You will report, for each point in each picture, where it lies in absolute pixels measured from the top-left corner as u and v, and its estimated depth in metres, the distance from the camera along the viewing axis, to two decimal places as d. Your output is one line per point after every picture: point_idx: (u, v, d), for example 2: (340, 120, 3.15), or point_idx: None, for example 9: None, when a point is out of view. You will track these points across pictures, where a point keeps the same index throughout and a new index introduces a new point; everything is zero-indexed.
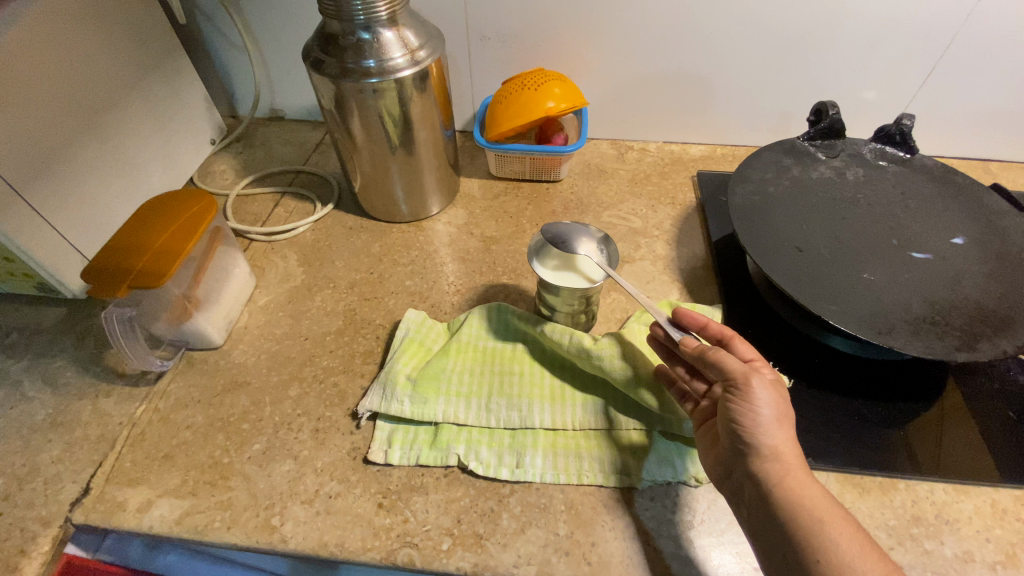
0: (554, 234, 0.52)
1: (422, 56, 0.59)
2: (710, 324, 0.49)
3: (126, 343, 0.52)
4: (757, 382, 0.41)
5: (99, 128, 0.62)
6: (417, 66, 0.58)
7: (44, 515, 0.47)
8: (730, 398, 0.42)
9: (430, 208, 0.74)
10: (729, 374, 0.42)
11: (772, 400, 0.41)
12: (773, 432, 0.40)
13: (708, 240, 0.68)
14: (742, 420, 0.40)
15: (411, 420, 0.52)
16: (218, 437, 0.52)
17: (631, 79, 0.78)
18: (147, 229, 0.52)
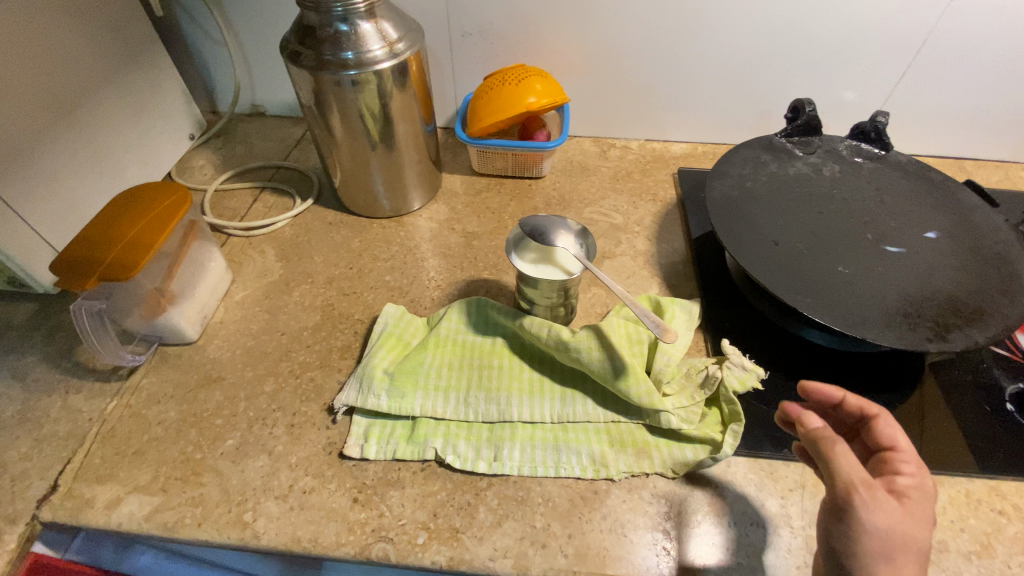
0: (533, 226, 0.51)
1: (401, 49, 0.59)
2: (848, 398, 0.44)
3: (96, 338, 0.51)
4: (869, 505, 0.35)
5: (72, 120, 0.61)
6: (396, 58, 0.58)
7: (10, 513, 0.46)
8: (834, 521, 0.37)
9: (411, 204, 0.74)
10: (834, 496, 0.37)
11: (887, 537, 0.35)
12: (883, 569, 0.34)
13: (688, 236, 0.69)
14: (845, 555, 0.36)
15: (388, 414, 0.51)
16: (190, 433, 0.51)
17: (612, 75, 0.78)
18: (119, 222, 0.51)
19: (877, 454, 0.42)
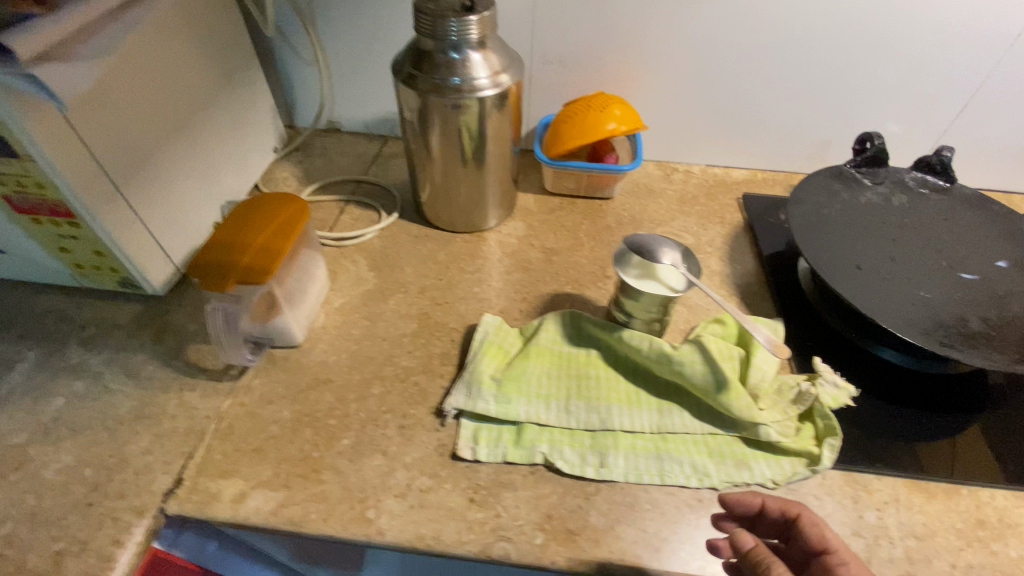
0: (637, 243, 0.54)
1: (504, 79, 0.62)
2: (766, 503, 0.46)
3: (225, 337, 0.54)
4: None
5: (186, 132, 0.64)
6: (498, 87, 0.62)
7: (138, 505, 0.48)
8: None
9: (488, 221, 0.76)
10: None
11: None
12: None
13: (759, 257, 0.72)
14: None
15: (494, 419, 0.53)
16: (306, 432, 0.53)
17: (680, 101, 0.82)
18: (247, 228, 0.54)
19: (816, 559, 0.44)
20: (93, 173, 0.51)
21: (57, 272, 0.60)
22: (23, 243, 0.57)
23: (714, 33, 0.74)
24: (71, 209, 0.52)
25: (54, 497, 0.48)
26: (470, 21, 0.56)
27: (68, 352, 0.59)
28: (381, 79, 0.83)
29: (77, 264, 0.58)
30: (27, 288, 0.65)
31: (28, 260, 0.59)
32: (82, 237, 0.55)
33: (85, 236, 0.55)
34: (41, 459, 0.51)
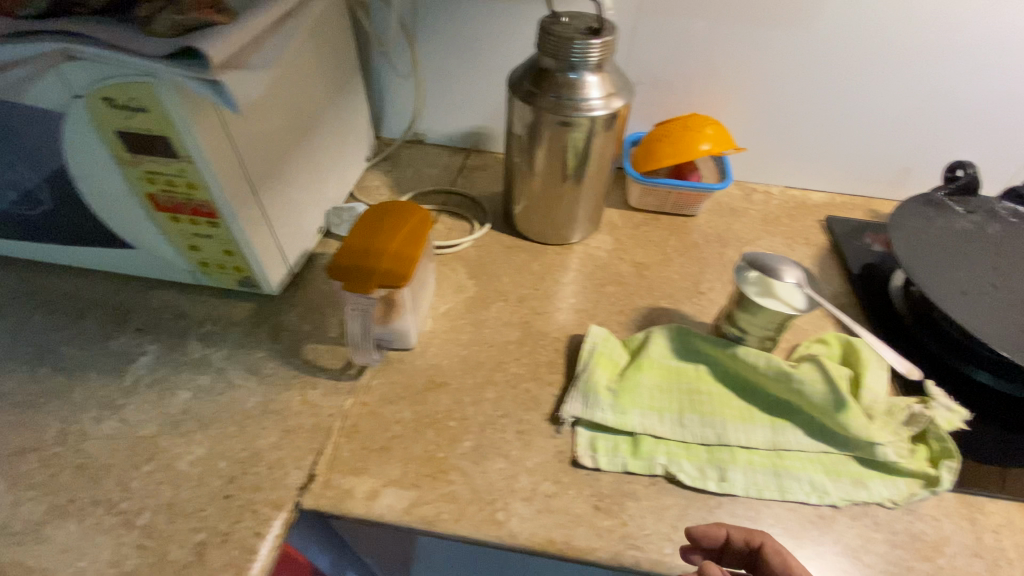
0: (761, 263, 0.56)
1: (615, 103, 0.63)
2: (732, 534, 0.46)
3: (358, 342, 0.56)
4: None
5: (306, 138, 0.66)
6: (608, 110, 0.63)
7: (274, 498, 0.49)
8: None
9: (570, 236, 0.77)
10: None
11: None
12: None
13: (847, 276, 0.73)
14: None
15: (611, 429, 0.54)
16: (428, 432, 0.54)
17: (767, 127, 0.83)
18: (382, 235, 0.56)
19: None
20: (239, 175, 0.53)
21: (179, 268, 0.62)
22: (153, 240, 0.58)
23: (809, 62, 0.76)
24: (214, 209, 0.53)
25: (190, 489, 0.49)
26: (593, 44, 0.58)
27: (189, 346, 0.61)
28: (472, 95, 0.86)
29: (201, 262, 0.60)
30: (142, 283, 0.67)
31: (153, 256, 0.60)
32: (217, 236, 0.56)
33: (220, 236, 0.56)
34: (173, 450, 0.52)
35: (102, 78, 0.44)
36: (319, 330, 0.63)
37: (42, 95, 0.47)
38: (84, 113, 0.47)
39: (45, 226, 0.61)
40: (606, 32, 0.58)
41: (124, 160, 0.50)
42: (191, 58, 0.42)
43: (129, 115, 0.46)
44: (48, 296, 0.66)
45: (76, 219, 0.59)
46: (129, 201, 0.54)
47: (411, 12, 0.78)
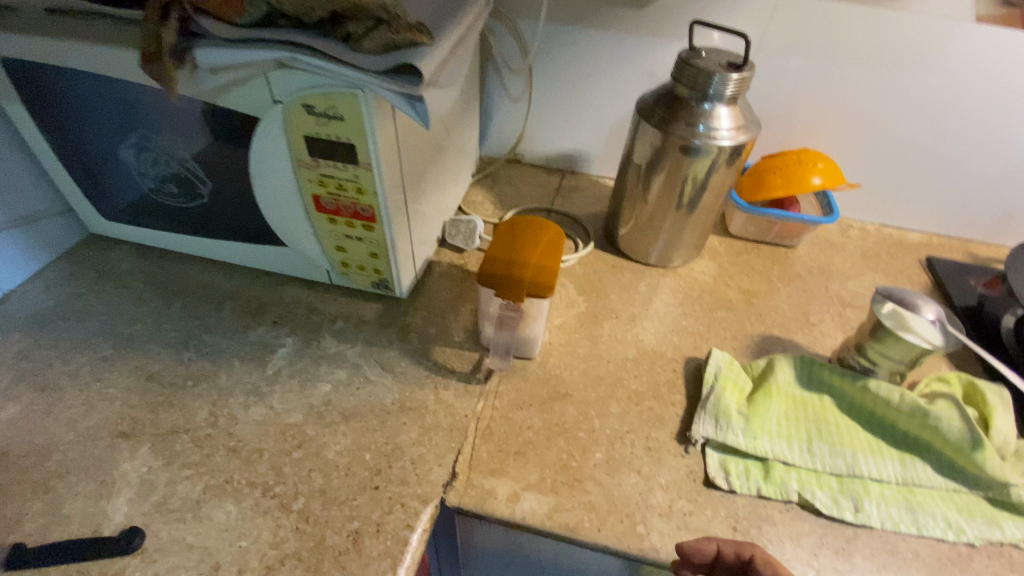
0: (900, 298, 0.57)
1: (742, 135, 0.65)
2: (723, 547, 0.45)
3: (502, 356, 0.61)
4: None
5: (442, 152, 0.70)
6: (736, 141, 0.65)
7: (421, 493, 0.51)
8: None
9: (674, 261, 0.78)
10: None
11: None
12: None
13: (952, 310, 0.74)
14: None
15: (741, 452, 0.55)
16: (560, 441, 0.56)
17: (871, 167, 0.83)
18: (524, 247, 0.59)
19: None
20: (400, 184, 0.57)
21: (318, 266, 0.66)
22: (304, 238, 0.62)
23: (929, 108, 0.75)
24: (375, 214, 0.57)
25: (340, 478, 0.51)
26: (731, 77, 0.61)
27: (326, 342, 0.64)
28: (578, 118, 0.88)
29: (344, 262, 0.64)
30: (274, 278, 0.71)
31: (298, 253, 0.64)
32: (367, 239, 0.60)
33: (371, 239, 0.60)
34: (320, 440, 0.54)
35: (309, 87, 0.47)
36: (444, 333, 0.66)
37: (241, 97, 0.50)
38: (279, 117, 0.50)
39: (192, 216, 0.66)
40: (746, 67, 0.61)
41: (303, 163, 0.53)
42: (402, 74, 0.46)
43: (324, 122, 0.49)
44: (186, 285, 0.70)
45: (233, 211, 0.64)
46: (294, 201, 0.57)
47: (533, 36, 0.80)
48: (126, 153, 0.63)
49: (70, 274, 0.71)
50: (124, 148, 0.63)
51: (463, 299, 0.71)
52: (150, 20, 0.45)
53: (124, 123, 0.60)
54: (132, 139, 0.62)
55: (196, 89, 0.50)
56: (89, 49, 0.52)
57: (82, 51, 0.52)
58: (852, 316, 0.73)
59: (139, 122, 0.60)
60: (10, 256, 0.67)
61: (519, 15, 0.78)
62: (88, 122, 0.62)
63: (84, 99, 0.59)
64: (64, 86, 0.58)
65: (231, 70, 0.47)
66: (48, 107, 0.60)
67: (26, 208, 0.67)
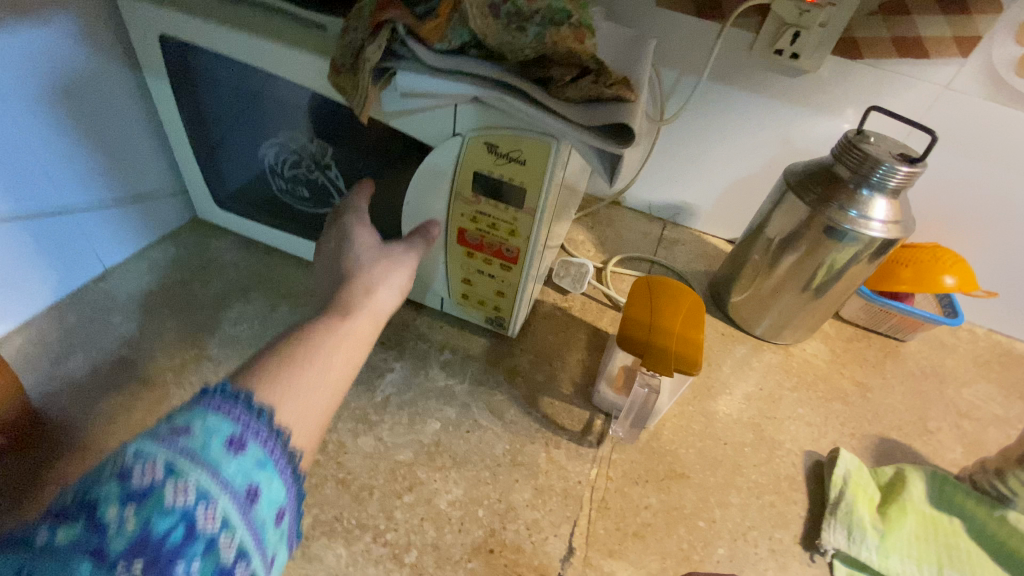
0: None
1: (895, 231, 0.60)
2: None
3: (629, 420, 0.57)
4: None
5: (570, 196, 0.67)
6: (886, 236, 0.60)
7: (538, 566, 0.48)
8: None
9: (783, 337, 0.75)
10: None
11: None
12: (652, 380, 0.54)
13: None
14: None
15: (870, 570, 0.52)
16: (679, 528, 0.53)
17: (998, 273, 0.78)
18: (663, 311, 0.55)
19: None
20: (547, 229, 0.55)
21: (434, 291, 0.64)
22: (431, 265, 0.60)
23: None
24: (519, 256, 0.55)
25: (454, 534, 0.48)
26: (900, 170, 0.57)
27: (433, 373, 0.61)
28: (694, 174, 0.84)
29: (464, 295, 0.62)
30: None
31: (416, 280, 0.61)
32: (499, 278, 0.58)
33: (504, 279, 0.58)
34: (431, 485, 0.51)
35: (498, 126, 0.46)
36: (553, 383, 0.63)
37: (420, 123, 0.49)
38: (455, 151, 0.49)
39: (321, 224, 0.64)
40: (920, 163, 0.57)
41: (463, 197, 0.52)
42: (602, 129, 0.43)
43: (503, 162, 0.48)
44: (291, 288, 0.68)
45: None
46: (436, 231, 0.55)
47: (671, 84, 0.75)
48: (264, 151, 0.61)
49: (175, 258, 0.69)
50: (264, 146, 0.60)
51: (569, 346, 0.68)
52: (357, 33, 0.44)
53: (272, 123, 0.58)
54: (276, 139, 0.59)
55: (379, 110, 0.49)
56: (274, 51, 0.50)
57: (265, 50, 0.50)
58: (971, 429, 0.69)
59: (291, 125, 0.57)
60: (118, 231, 0.65)
61: (663, 62, 0.74)
62: (230, 114, 0.59)
63: (238, 94, 0.57)
64: (217, 77, 0.56)
65: (422, 98, 0.46)
66: (196, 94, 0.58)
67: (141, 185, 0.66)
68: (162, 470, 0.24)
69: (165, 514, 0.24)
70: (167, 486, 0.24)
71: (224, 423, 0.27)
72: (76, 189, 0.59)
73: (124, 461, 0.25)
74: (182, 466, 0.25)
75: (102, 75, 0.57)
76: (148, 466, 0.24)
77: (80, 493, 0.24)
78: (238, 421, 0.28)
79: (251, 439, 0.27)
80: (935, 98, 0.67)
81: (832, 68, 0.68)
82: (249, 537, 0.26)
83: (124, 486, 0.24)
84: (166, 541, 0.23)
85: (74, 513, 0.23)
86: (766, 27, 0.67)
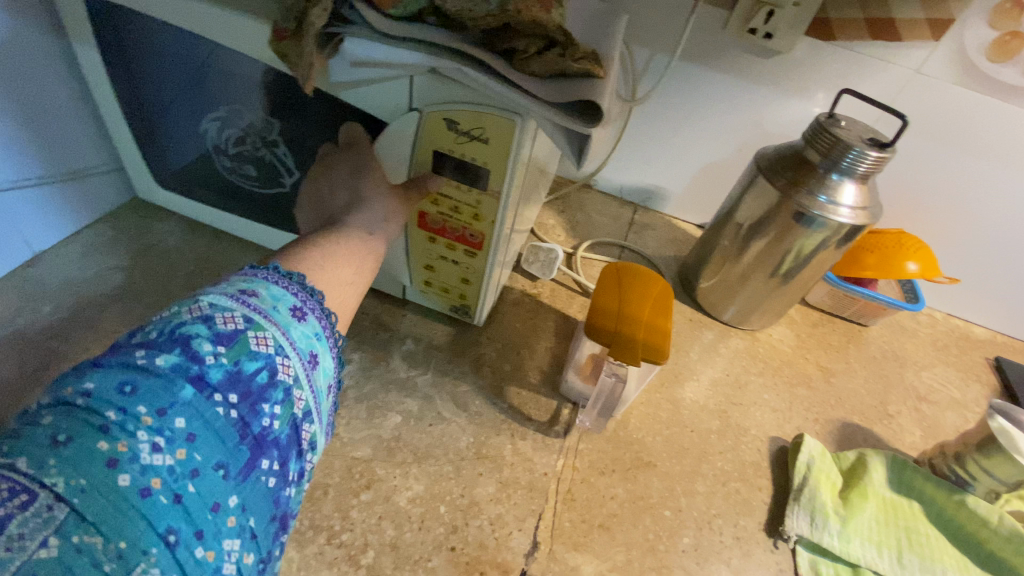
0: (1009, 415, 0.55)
1: (864, 217, 0.60)
2: None
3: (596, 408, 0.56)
4: None
5: (539, 178, 0.64)
6: (856, 221, 0.59)
7: (502, 562, 0.46)
8: None
9: (751, 323, 0.75)
10: None
11: None
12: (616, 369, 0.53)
13: None
14: None
15: (832, 555, 0.52)
16: (646, 518, 0.52)
17: (957, 258, 0.80)
18: (632, 298, 0.53)
19: None
20: (513, 213, 0.52)
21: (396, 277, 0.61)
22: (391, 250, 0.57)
23: None
24: (484, 242, 0.53)
25: (414, 532, 0.46)
26: (870, 155, 0.56)
27: (395, 364, 0.59)
28: (667, 158, 0.82)
29: (427, 281, 0.60)
30: None
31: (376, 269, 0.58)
32: (464, 264, 0.56)
33: (469, 265, 0.56)
34: (390, 482, 0.49)
35: (458, 102, 0.43)
36: (520, 372, 0.61)
37: (375, 98, 0.45)
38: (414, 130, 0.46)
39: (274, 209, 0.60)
40: (889, 149, 0.57)
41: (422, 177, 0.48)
42: (570, 107, 0.41)
43: (464, 141, 0.45)
44: None
45: None
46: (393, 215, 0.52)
47: (643, 64, 0.73)
48: (207, 126, 0.56)
49: (113, 242, 0.64)
50: (205, 121, 0.55)
51: (538, 334, 0.66)
52: None
53: (214, 95, 0.53)
54: (220, 113, 0.54)
55: (332, 87, 0.46)
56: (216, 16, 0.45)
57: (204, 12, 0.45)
58: (929, 412, 0.70)
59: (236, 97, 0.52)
60: (49, 213, 0.60)
61: (636, 40, 0.71)
62: (167, 86, 0.54)
63: (177, 64, 0.51)
64: (150, 44, 0.50)
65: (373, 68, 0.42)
66: (129, 64, 0.53)
67: (73, 162, 0.60)
68: (243, 320, 0.32)
69: (253, 352, 0.31)
70: (250, 332, 0.31)
71: (287, 294, 0.35)
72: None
73: (207, 310, 0.31)
74: (259, 320, 0.32)
75: (23, 40, 0.51)
76: (230, 316, 0.31)
77: (173, 327, 0.30)
78: (297, 296, 0.35)
79: (308, 313, 0.35)
80: (906, 83, 0.66)
81: (805, 50, 0.67)
82: (309, 393, 0.34)
83: (215, 328, 0.30)
84: (253, 374, 0.31)
85: (172, 341, 0.29)
86: (741, 6, 0.64)
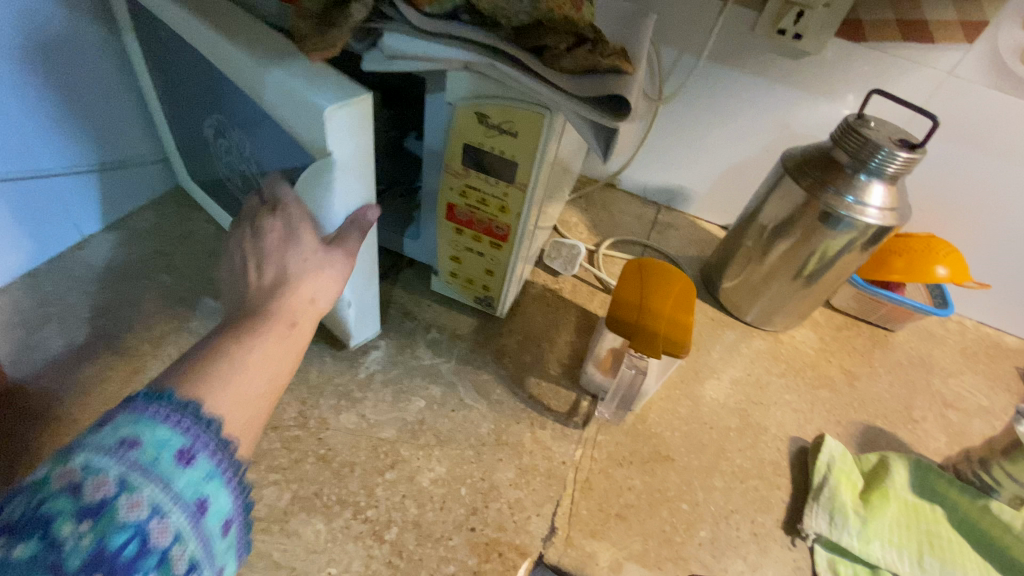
0: None
1: (892, 218, 0.60)
2: None
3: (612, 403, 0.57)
4: None
5: (564, 174, 0.66)
6: (884, 223, 0.59)
7: (520, 545, 0.47)
8: None
9: (773, 324, 0.75)
10: None
11: None
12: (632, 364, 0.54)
13: None
14: None
15: (851, 555, 0.52)
16: (662, 510, 0.52)
17: (988, 265, 0.78)
18: (654, 293, 0.54)
19: None
20: (539, 207, 0.54)
21: (374, 320, 0.57)
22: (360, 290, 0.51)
23: None
24: (509, 234, 0.54)
25: (435, 512, 0.48)
26: (900, 156, 0.56)
27: (419, 351, 0.60)
28: (691, 158, 0.83)
29: (453, 272, 0.61)
30: None
31: (347, 319, 0.53)
32: (489, 256, 0.58)
33: (493, 257, 0.58)
34: (413, 463, 0.51)
35: (489, 97, 0.45)
36: (540, 364, 0.62)
37: (338, 86, 0.37)
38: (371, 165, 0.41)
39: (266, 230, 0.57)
40: (919, 149, 0.56)
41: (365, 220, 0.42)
42: (598, 102, 0.42)
43: (493, 134, 0.47)
44: None
45: None
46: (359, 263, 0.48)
47: (671, 63, 0.73)
48: (206, 131, 0.56)
49: (157, 228, 0.67)
50: (205, 126, 0.56)
51: (559, 328, 0.67)
52: None
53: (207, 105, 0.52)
54: (212, 121, 0.53)
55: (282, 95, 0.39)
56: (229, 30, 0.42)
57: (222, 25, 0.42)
58: (955, 419, 0.69)
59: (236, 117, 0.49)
60: (96, 198, 0.63)
61: (664, 40, 0.72)
62: (181, 88, 0.55)
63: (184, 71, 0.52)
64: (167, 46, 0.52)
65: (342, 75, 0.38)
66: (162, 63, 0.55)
67: (121, 151, 0.63)
68: (114, 484, 0.24)
69: (121, 527, 0.23)
70: (119, 500, 0.23)
71: (173, 434, 0.26)
72: (51, 150, 0.56)
73: (70, 475, 0.23)
74: (132, 481, 0.24)
75: (84, 37, 0.54)
76: (98, 482, 0.23)
77: (28, 504, 0.23)
78: (187, 432, 0.27)
79: (200, 452, 0.27)
80: (937, 85, 0.66)
81: (834, 51, 0.67)
82: (201, 549, 0.26)
83: (76, 502, 0.23)
84: (121, 554, 0.23)
85: (16, 529, 0.22)
86: (770, 8, 0.65)
